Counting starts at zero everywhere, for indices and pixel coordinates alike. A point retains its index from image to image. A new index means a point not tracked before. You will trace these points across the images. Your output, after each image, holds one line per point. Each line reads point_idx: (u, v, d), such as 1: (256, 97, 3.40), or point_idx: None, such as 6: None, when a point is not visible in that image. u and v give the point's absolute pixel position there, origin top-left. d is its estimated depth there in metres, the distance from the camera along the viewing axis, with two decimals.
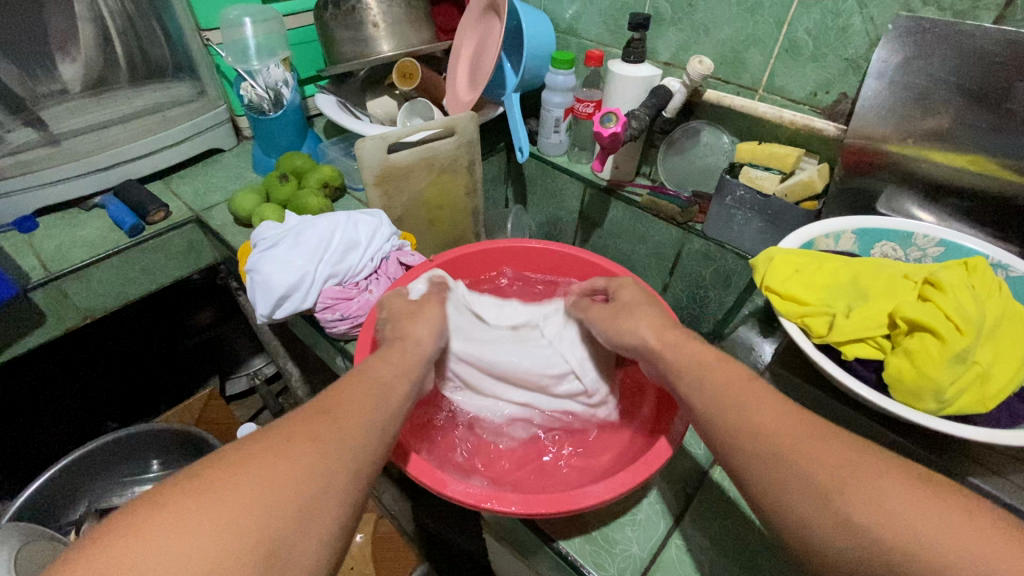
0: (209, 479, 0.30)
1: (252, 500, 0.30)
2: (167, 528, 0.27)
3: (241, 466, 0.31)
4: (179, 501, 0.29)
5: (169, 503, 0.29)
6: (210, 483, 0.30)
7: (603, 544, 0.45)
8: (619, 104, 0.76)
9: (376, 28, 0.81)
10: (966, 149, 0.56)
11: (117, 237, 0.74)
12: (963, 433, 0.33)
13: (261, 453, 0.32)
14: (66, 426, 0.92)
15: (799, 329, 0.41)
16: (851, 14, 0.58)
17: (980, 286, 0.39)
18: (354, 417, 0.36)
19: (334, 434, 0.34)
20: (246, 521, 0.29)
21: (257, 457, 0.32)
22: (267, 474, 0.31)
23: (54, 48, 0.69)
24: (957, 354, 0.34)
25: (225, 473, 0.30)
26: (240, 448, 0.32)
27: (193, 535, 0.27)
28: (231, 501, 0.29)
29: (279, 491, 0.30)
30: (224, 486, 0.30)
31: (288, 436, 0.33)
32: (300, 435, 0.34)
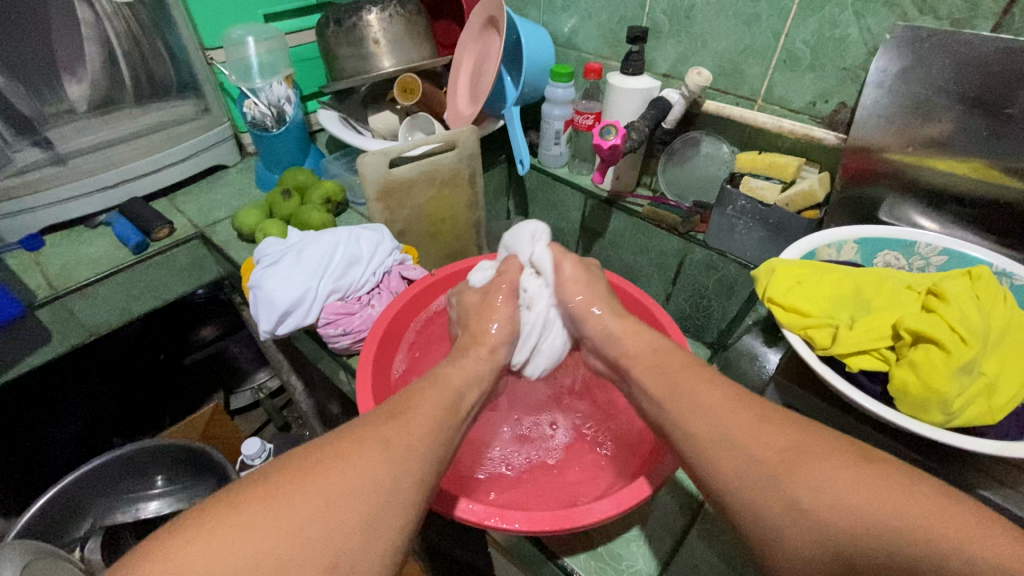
0: (303, 466, 0.33)
1: (319, 505, 0.31)
2: (241, 516, 0.30)
3: (313, 472, 0.33)
4: (248, 500, 0.31)
5: (244, 499, 0.31)
6: (306, 467, 0.33)
7: (609, 560, 0.45)
8: (618, 115, 0.77)
9: (377, 45, 0.82)
10: (967, 156, 0.56)
11: (123, 255, 0.75)
12: (971, 447, 0.33)
13: (327, 451, 0.34)
14: (73, 446, 0.92)
15: (803, 341, 0.40)
16: (849, 24, 0.58)
17: (985, 296, 0.39)
18: (419, 434, 0.38)
19: (405, 447, 0.36)
20: (313, 526, 0.30)
21: (328, 465, 0.33)
22: (332, 480, 0.32)
23: (61, 69, 0.71)
24: (962, 366, 0.34)
25: (296, 479, 0.32)
26: (308, 453, 0.34)
27: (267, 532, 0.29)
28: (298, 498, 0.31)
29: (349, 499, 0.32)
30: (294, 494, 0.31)
31: (364, 444, 0.35)
32: (370, 441, 0.35)
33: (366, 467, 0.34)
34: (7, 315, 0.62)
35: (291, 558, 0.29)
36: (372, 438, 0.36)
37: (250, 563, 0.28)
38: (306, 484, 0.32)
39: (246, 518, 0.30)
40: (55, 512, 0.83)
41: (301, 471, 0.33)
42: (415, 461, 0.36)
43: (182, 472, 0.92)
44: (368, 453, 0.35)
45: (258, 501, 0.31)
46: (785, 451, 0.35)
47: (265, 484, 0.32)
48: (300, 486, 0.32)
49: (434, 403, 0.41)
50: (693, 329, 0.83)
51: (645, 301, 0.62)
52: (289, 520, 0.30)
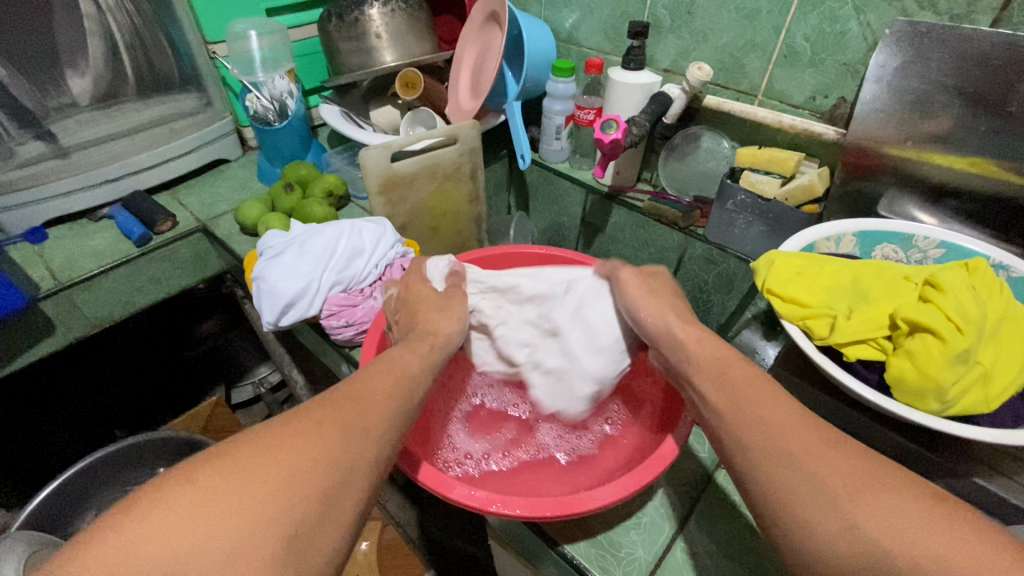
0: (255, 443, 0.32)
1: (275, 476, 0.31)
2: (189, 496, 0.29)
3: (264, 449, 0.32)
4: (198, 480, 0.30)
5: (192, 479, 0.30)
6: (257, 445, 0.32)
7: (609, 548, 0.45)
8: (619, 110, 0.77)
9: (379, 39, 0.83)
10: (965, 151, 0.57)
11: (126, 248, 0.75)
12: (967, 435, 0.33)
13: (279, 429, 0.34)
14: (75, 437, 0.93)
15: (802, 331, 0.41)
16: (849, 19, 0.59)
17: (981, 287, 0.39)
18: (375, 406, 0.38)
19: (359, 421, 0.36)
20: (269, 496, 0.30)
21: (281, 436, 0.33)
22: (286, 458, 0.32)
23: (63, 62, 0.71)
24: (959, 355, 0.34)
25: (251, 451, 0.32)
26: (260, 431, 0.33)
27: (221, 512, 0.29)
28: (249, 476, 0.30)
29: (305, 468, 0.32)
30: (248, 465, 0.31)
31: (317, 421, 0.35)
32: (325, 413, 0.35)
33: (321, 438, 0.34)
34: (11, 306, 0.63)
35: (247, 538, 0.28)
36: (328, 417, 0.35)
37: (208, 535, 0.28)
38: (259, 462, 0.31)
39: (198, 490, 0.29)
40: (56, 505, 0.83)
41: (252, 448, 0.32)
42: (368, 427, 0.36)
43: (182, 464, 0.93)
44: (323, 425, 0.34)
45: (207, 479, 0.30)
46: None
47: (213, 463, 0.31)
48: (254, 458, 0.31)
49: (391, 374, 0.41)
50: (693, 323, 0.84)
51: None
52: (240, 499, 0.29)
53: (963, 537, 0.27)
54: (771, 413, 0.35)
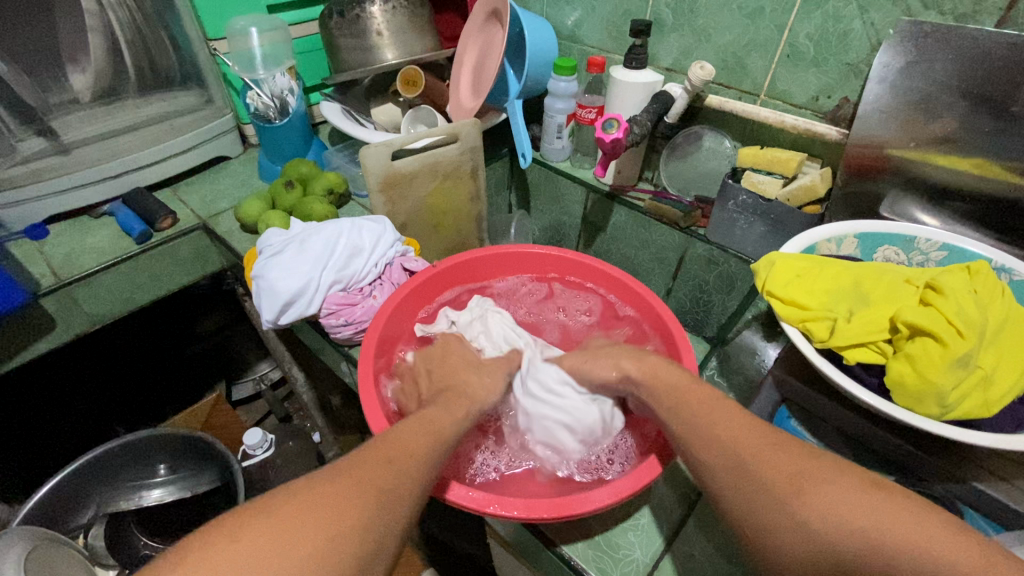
0: (292, 502, 0.33)
1: (310, 542, 0.31)
2: (230, 556, 0.29)
3: (299, 507, 0.32)
4: (238, 537, 0.30)
5: (230, 538, 0.30)
6: (294, 503, 0.33)
7: (606, 549, 0.45)
8: (620, 109, 0.77)
9: (381, 37, 0.82)
10: (968, 152, 0.56)
11: (126, 244, 0.75)
12: (966, 439, 0.33)
13: (313, 487, 0.34)
14: (77, 433, 0.93)
15: (801, 334, 0.41)
16: (852, 19, 0.58)
17: (983, 291, 0.39)
18: (404, 455, 0.38)
19: (392, 479, 0.36)
20: (300, 549, 0.30)
21: (315, 488, 0.34)
22: (322, 516, 0.32)
23: (64, 58, 0.71)
24: (959, 359, 0.34)
25: (287, 504, 0.32)
26: (296, 490, 0.34)
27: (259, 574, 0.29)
28: (287, 535, 0.31)
29: (336, 520, 0.32)
30: (282, 517, 0.32)
31: (349, 478, 0.35)
32: (360, 465, 0.36)
33: (353, 488, 0.34)
34: (11, 303, 0.63)
35: None
36: (360, 475, 0.35)
37: None
38: (294, 520, 0.32)
39: (233, 541, 0.30)
40: (58, 501, 0.83)
41: (287, 506, 0.32)
42: (400, 477, 0.36)
43: (184, 461, 0.93)
44: (354, 477, 0.35)
45: (246, 539, 0.30)
46: (782, 445, 0.35)
47: (251, 520, 0.31)
48: (288, 511, 0.32)
49: (422, 427, 0.41)
50: (693, 323, 0.84)
51: (642, 292, 0.63)
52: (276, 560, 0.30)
53: (958, 541, 0.27)
54: (774, 438, 0.36)
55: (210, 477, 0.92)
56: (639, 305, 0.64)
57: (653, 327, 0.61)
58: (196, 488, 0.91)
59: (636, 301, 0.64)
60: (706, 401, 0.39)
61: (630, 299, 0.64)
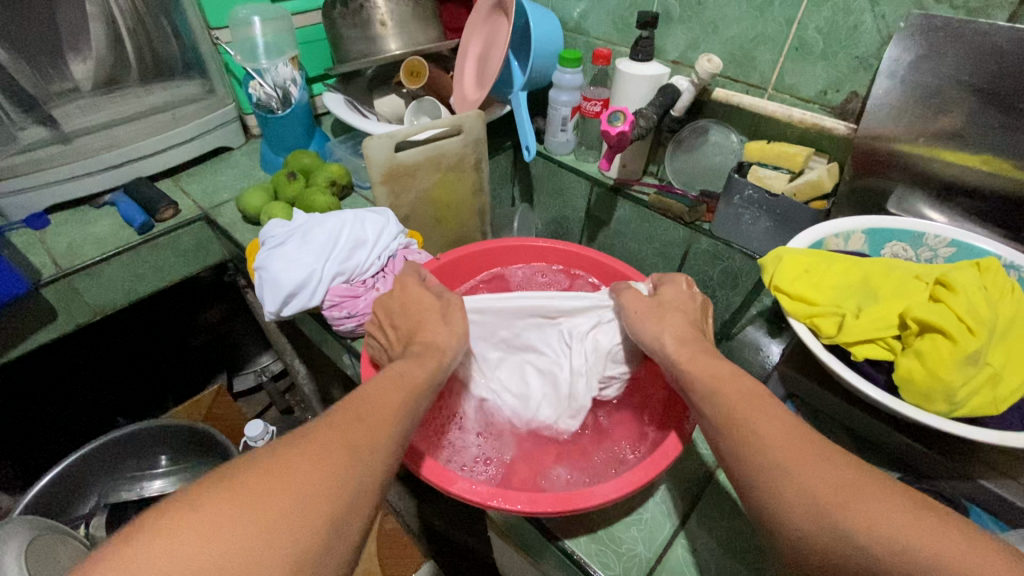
0: (260, 465, 0.32)
1: (278, 504, 0.30)
2: (195, 520, 0.28)
3: (268, 470, 0.31)
4: (203, 502, 0.29)
5: (195, 502, 0.29)
6: (261, 466, 0.32)
7: (609, 544, 0.45)
8: (627, 103, 0.76)
9: (384, 27, 0.82)
10: (977, 148, 0.56)
11: (128, 235, 0.75)
12: (974, 437, 0.33)
13: (282, 450, 0.33)
14: (78, 424, 0.93)
15: (808, 330, 0.40)
16: (862, 12, 0.58)
17: (993, 288, 0.39)
18: (377, 418, 0.37)
19: (366, 438, 0.35)
20: (273, 515, 0.29)
21: (288, 454, 0.33)
22: (291, 480, 0.31)
23: (65, 47, 0.70)
24: (968, 356, 0.34)
25: (258, 472, 0.31)
26: (266, 453, 0.33)
27: (227, 537, 0.28)
28: (254, 500, 0.30)
29: (305, 480, 0.31)
30: (252, 485, 0.30)
31: (321, 440, 0.34)
32: (333, 427, 0.35)
33: (328, 451, 0.33)
34: (12, 293, 0.63)
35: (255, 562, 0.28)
36: (332, 435, 0.34)
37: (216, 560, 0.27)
38: (262, 484, 0.30)
39: (202, 512, 0.29)
40: (58, 490, 0.83)
41: (256, 470, 0.31)
42: (374, 437, 0.36)
43: (185, 452, 0.93)
44: (326, 443, 0.34)
45: (211, 503, 0.29)
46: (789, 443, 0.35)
47: (218, 485, 0.30)
48: (261, 479, 0.31)
49: (393, 386, 0.40)
50: None
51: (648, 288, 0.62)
52: (246, 523, 0.29)
53: (963, 540, 0.27)
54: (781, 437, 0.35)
55: (211, 467, 0.92)
56: None
57: None
58: (199, 478, 0.91)
59: None
60: (711, 396, 0.39)
61: None
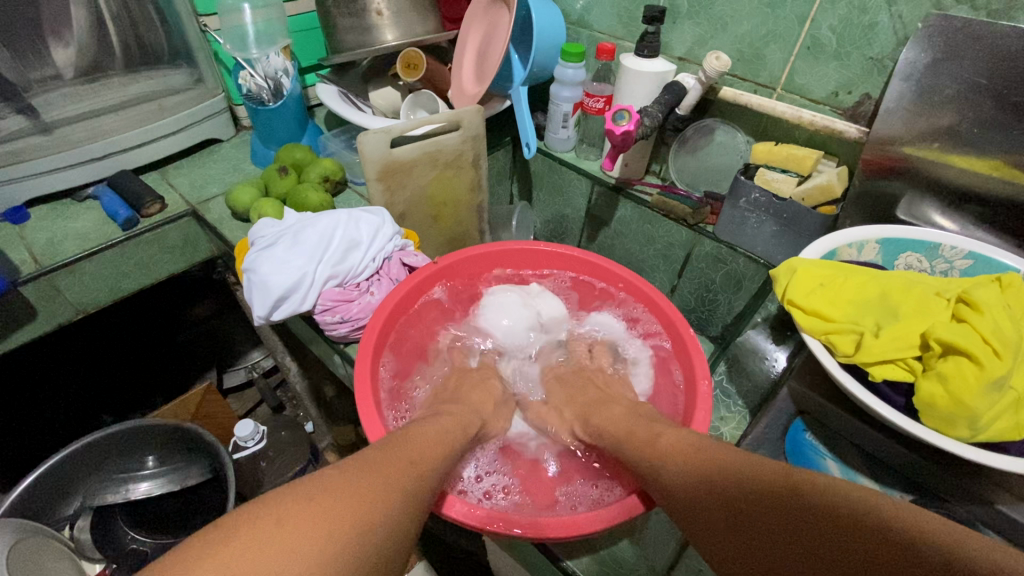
0: (325, 489, 0.31)
1: (346, 530, 0.30)
2: (269, 535, 0.28)
3: (337, 493, 0.31)
4: (279, 516, 0.29)
5: (268, 519, 0.28)
6: (326, 489, 0.31)
7: (614, 565, 0.44)
8: (630, 100, 0.74)
9: (380, 16, 0.79)
10: (992, 155, 0.54)
11: (111, 231, 0.72)
12: (999, 466, 0.31)
13: (341, 477, 0.33)
14: (63, 423, 0.91)
15: (824, 347, 0.38)
16: (879, 11, 0.55)
17: (1015, 306, 0.37)
18: (421, 458, 0.39)
19: (413, 482, 0.36)
20: (346, 532, 0.30)
21: (349, 477, 0.33)
22: (358, 507, 0.31)
23: (46, 32, 0.67)
24: (995, 381, 0.32)
25: (328, 491, 0.31)
26: (326, 477, 0.32)
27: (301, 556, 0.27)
28: (326, 520, 0.29)
29: (366, 512, 0.31)
30: (324, 500, 0.31)
31: (372, 474, 0.34)
32: (388, 457, 0.37)
33: (387, 475, 0.35)
34: None
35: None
36: (385, 473, 0.35)
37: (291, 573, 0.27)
38: (331, 507, 0.30)
39: (286, 524, 0.28)
40: (44, 491, 0.81)
41: (320, 492, 0.31)
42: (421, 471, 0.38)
43: (174, 453, 0.91)
44: (384, 472, 0.35)
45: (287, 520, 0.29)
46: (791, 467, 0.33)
47: (289, 500, 0.30)
48: (332, 495, 0.31)
49: (428, 436, 0.42)
50: (697, 322, 0.82)
51: (651, 294, 0.61)
52: (318, 545, 0.28)
53: None
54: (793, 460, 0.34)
55: (200, 469, 0.89)
56: (648, 308, 0.62)
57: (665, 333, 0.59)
58: (186, 481, 0.88)
59: (644, 304, 0.62)
60: None
61: (638, 301, 0.62)
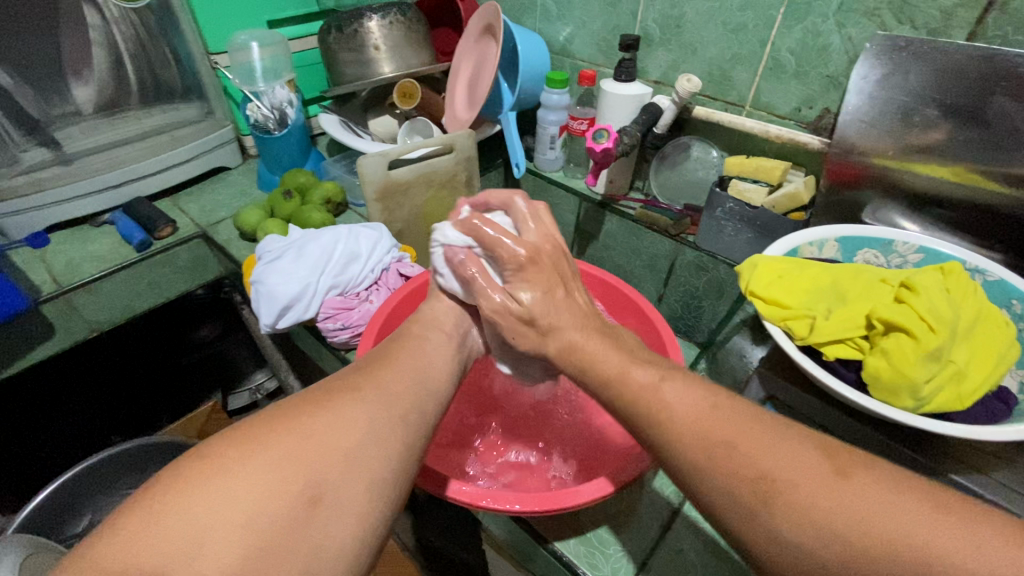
0: (281, 416, 0.34)
1: (300, 446, 0.32)
2: (224, 457, 0.31)
3: (293, 419, 0.34)
4: (232, 442, 0.32)
5: (230, 444, 0.32)
6: (284, 417, 0.34)
7: (598, 545, 0.46)
8: (611, 120, 0.79)
9: (378, 51, 0.84)
10: (948, 161, 0.58)
11: (126, 253, 0.77)
12: (940, 428, 0.35)
13: (307, 403, 0.36)
14: (72, 442, 0.94)
15: (783, 332, 0.42)
16: (831, 34, 0.61)
17: (955, 289, 0.41)
18: (394, 394, 0.38)
19: (386, 400, 0.37)
20: (291, 451, 0.32)
21: (305, 409, 0.35)
22: (315, 428, 0.33)
23: (68, 71, 0.73)
24: (931, 352, 0.36)
25: (271, 430, 0.33)
26: (289, 406, 0.35)
27: (249, 472, 0.30)
28: (276, 443, 0.32)
29: (327, 432, 0.33)
30: (275, 428, 0.33)
31: (335, 398, 0.36)
32: (345, 394, 0.37)
33: (340, 414, 0.35)
34: (12, 309, 0.63)
35: (275, 495, 0.30)
36: (352, 395, 0.37)
37: (241, 488, 0.29)
38: (282, 431, 0.33)
39: (218, 472, 0.30)
40: (55, 507, 0.83)
41: (281, 419, 0.34)
42: (392, 410, 0.37)
43: None
44: (346, 400, 0.36)
45: (242, 445, 0.32)
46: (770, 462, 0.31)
47: (247, 429, 0.33)
48: (283, 423, 0.34)
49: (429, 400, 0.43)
50: (685, 330, 0.85)
51: (635, 298, 0.64)
52: (266, 463, 0.31)
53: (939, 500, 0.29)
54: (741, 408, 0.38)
55: None
56: (634, 312, 0.64)
57: (647, 333, 0.62)
58: None
59: (629, 308, 0.65)
60: None
61: (623, 306, 0.65)
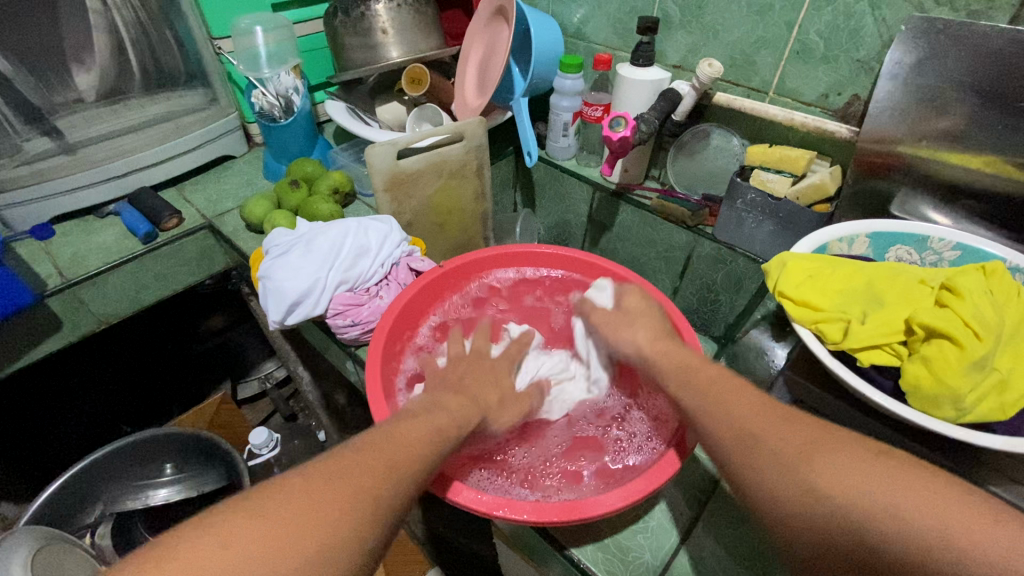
0: (300, 480, 0.34)
1: (317, 511, 0.33)
2: (241, 523, 0.31)
3: (310, 482, 0.34)
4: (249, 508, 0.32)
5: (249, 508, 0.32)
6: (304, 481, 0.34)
7: (616, 552, 0.45)
8: (627, 107, 0.76)
9: (385, 35, 0.82)
10: (983, 151, 0.55)
11: (132, 244, 0.75)
12: (985, 442, 0.33)
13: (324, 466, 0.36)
14: (84, 433, 0.94)
15: (813, 335, 0.40)
16: (864, 16, 0.57)
17: (998, 292, 0.39)
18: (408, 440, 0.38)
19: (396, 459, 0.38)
20: (306, 518, 0.32)
21: (324, 473, 0.35)
22: (328, 494, 0.34)
23: (69, 57, 0.71)
24: (976, 361, 0.34)
25: (289, 495, 0.33)
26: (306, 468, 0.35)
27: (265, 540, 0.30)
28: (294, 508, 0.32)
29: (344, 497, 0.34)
30: (296, 493, 0.33)
31: (352, 458, 0.37)
32: (360, 456, 0.37)
33: (356, 480, 0.35)
34: (18, 304, 0.63)
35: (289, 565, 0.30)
36: (369, 453, 0.37)
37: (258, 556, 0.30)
38: (300, 497, 0.33)
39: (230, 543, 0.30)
40: (67, 498, 0.84)
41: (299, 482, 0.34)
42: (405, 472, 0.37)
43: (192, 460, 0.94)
44: (366, 459, 0.37)
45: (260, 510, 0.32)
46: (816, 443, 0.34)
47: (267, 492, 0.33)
48: (305, 486, 0.34)
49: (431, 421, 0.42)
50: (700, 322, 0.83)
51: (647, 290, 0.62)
52: (283, 531, 0.31)
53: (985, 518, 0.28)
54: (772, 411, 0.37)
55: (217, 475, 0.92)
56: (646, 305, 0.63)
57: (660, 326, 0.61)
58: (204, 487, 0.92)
59: None
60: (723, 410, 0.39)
61: None
